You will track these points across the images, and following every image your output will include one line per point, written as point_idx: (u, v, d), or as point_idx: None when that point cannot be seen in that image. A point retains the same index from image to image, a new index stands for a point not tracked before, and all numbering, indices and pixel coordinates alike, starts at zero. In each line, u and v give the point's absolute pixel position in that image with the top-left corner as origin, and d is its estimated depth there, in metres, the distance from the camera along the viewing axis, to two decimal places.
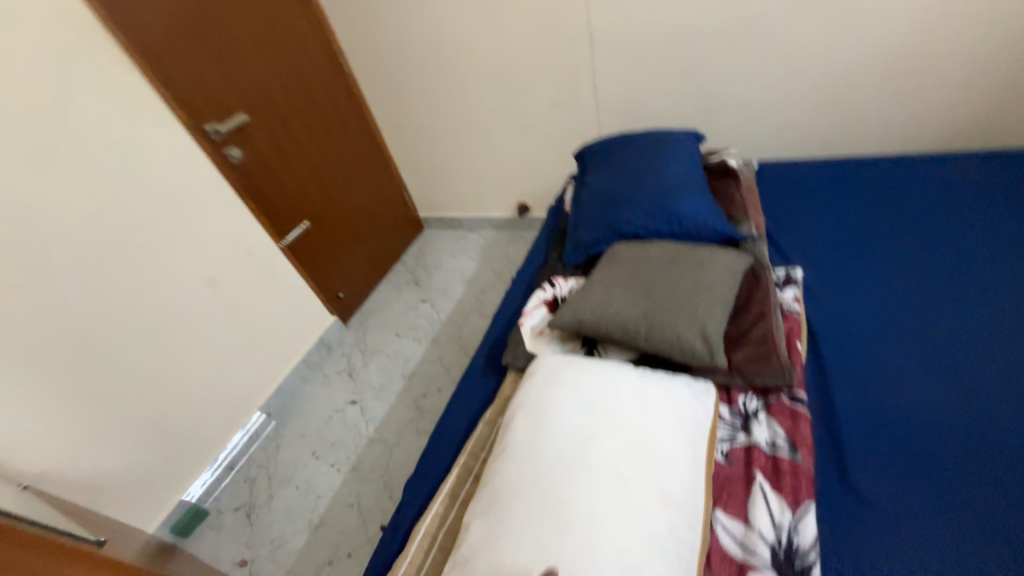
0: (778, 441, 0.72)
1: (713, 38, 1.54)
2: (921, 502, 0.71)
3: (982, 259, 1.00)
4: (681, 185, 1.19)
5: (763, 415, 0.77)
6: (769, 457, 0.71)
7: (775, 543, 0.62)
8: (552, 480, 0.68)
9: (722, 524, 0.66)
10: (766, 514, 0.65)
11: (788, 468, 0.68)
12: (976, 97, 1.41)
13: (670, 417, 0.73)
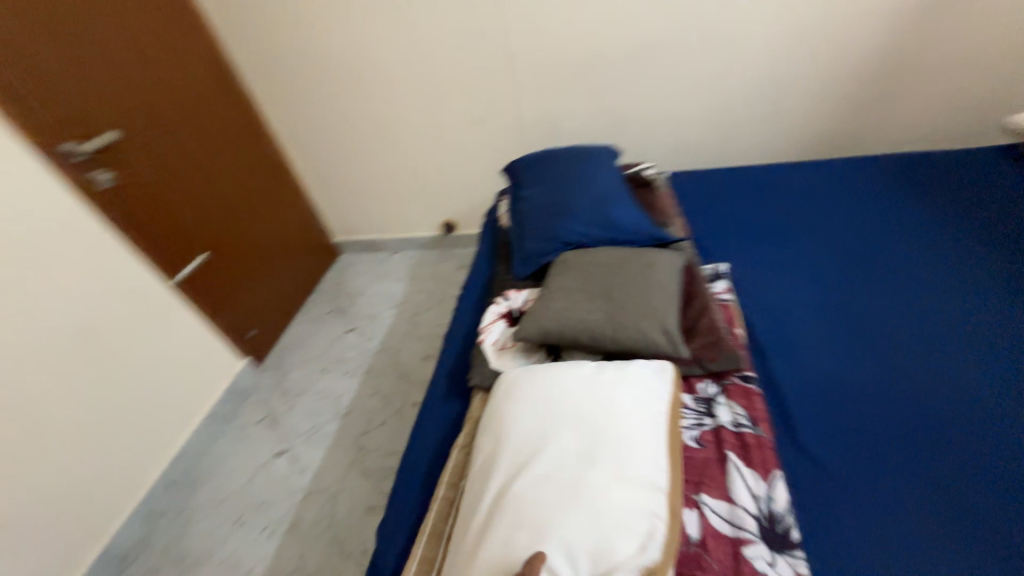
0: (740, 420, 0.79)
1: (617, 63, 1.70)
2: (880, 502, 0.77)
3: (873, 261, 1.15)
4: (613, 196, 1.28)
5: (722, 398, 0.83)
6: (736, 435, 0.77)
7: (759, 514, 0.67)
8: (524, 484, 0.68)
9: (710, 507, 0.69)
10: (745, 488, 0.70)
11: (753, 442, 0.75)
12: (822, 116, 1.74)
13: (628, 397, 0.76)
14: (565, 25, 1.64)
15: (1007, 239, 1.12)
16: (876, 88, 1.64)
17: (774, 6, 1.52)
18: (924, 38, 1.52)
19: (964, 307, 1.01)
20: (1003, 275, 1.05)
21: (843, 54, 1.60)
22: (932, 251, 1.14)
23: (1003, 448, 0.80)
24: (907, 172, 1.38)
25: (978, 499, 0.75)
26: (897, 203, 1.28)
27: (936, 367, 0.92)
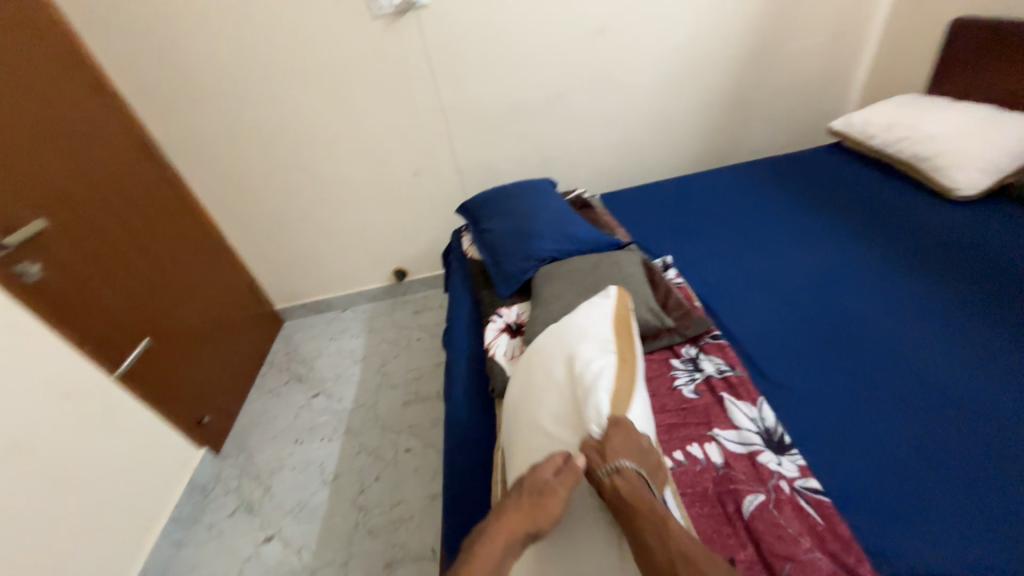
0: (722, 367, 1.03)
1: (535, 110, 1.97)
2: (848, 404, 0.96)
3: (771, 236, 1.46)
4: (566, 215, 1.49)
5: (704, 355, 1.07)
6: (722, 379, 1.00)
7: (760, 431, 0.91)
8: (524, 402, 0.93)
9: (725, 435, 0.91)
10: (744, 415, 0.93)
11: (737, 381, 0.99)
12: (701, 137, 2.16)
13: (572, 315, 1.04)
14: (491, 80, 1.87)
15: (857, 206, 1.50)
16: (736, 111, 2.10)
17: (653, 56, 1.91)
18: (761, 74, 2.01)
19: (845, 255, 1.32)
20: (864, 230, 1.40)
21: (708, 87, 2.02)
22: (809, 222, 1.48)
23: (908, 341, 1.06)
24: (771, 172, 1.79)
25: (908, 385, 0.97)
26: (774, 195, 1.65)
27: (846, 299, 1.19)
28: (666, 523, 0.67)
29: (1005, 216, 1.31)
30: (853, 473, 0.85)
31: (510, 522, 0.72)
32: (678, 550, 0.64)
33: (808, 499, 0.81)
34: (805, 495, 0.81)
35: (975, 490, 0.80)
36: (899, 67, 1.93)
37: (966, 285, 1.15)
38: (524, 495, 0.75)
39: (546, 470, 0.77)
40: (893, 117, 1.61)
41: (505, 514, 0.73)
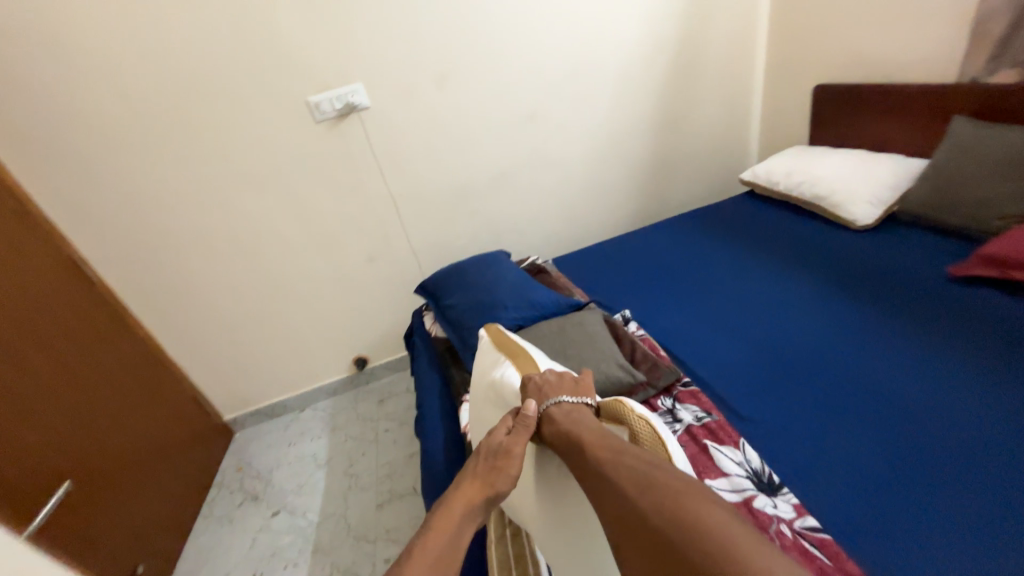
0: (699, 414, 1.05)
1: (480, 191, 2.10)
2: (818, 432, 1.01)
3: (712, 280, 1.58)
4: (523, 281, 1.53)
5: (679, 403, 1.09)
6: (702, 427, 1.02)
7: (750, 475, 0.92)
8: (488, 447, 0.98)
9: (719, 486, 0.90)
10: (731, 461, 0.94)
11: (716, 427, 1.01)
12: (633, 199, 2.37)
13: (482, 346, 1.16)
14: (437, 167, 1.99)
15: (783, 245, 1.67)
16: (661, 174, 2.35)
17: (580, 134, 2.14)
18: (675, 141, 2.29)
19: (779, 288, 1.45)
20: (795, 265, 1.54)
21: (631, 157, 2.27)
22: (743, 263, 1.62)
23: (853, 361, 1.14)
24: (701, 223, 1.98)
25: (871, 409, 1.03)
26: (708, 242, 1.81)
27: (790, 329, 1.29)
28: (582, 439, 0.75)
29: (904, 238, 1.51)
30: (845, 505, 0.88)
31: (466, 492, 0.75)
32: (592, 453, 0.72)
33: (811, 538, 0.82)
34: (807, 535, 0.83)
35: (954, 499, 0.84)
36: (782, 126, 2.27)
37: (889, 300, 1.28)
38: (480, 462, 0.79)
39: (498, 432, 0.82)
40: (789, 166, 1.87)
41: (461, 487, 0.76)
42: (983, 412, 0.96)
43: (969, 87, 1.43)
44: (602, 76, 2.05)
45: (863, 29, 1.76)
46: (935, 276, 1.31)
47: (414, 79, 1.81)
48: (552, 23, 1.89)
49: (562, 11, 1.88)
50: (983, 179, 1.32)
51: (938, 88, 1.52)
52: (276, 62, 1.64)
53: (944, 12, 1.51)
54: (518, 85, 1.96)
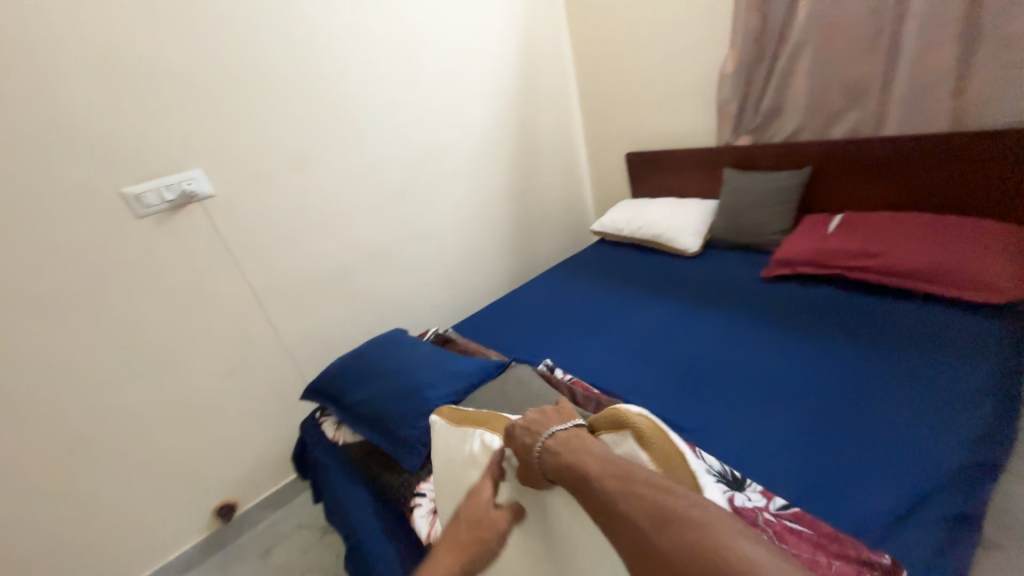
0: None
1: (359, 272, 1.95)
2: (748, 425, 1.16)
3: (604, 321, 1.77)
4: (437, 355, 1.43)
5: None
6: None
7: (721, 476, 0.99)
8: None
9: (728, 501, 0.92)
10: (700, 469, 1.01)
11: None
12: (508, 260, 2.53)
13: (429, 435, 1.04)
14: (303, 254, 1.79)
15: (644, 279, 1.98)
16: (525, 234, 2.58)
17: (450, 208, 2.22)
18: (531, 205, 2.57)
19: (658, 315, 1.70)
20: (660, 293, 1.84)
21: (499, 223, 2.44)
22: (622, 301, 1.88)
23: (743, 358, 1.38)
24: (574, 273, 2.24)
25: (773, 392, 1.23)
26: (587, 290, 2.05)
27: (686, 346, 1.50)
28: (586, 473, 0.64)
29: (723, 255, 1.95)
30: (801, 482, 1.00)
31: (446, 561, 0.70)
32: (599, 487, 0.62)
33: (788, 516, 0.91)
34: (784, 514, 0.92)
35: (868, 447, 1.02)
36: (608, 187, 2.78)
37: (747, 304, 1.60)
38: (462, 528, 0.75)
39: (488, 497, 0.78)
40: (626, 216, 2.27)
41: (439, 552, 0.71)
42: (840, 368, 1.24)
43: (726, 148, 2.00)
44: (461, 154, 2.21)
45: (649, 113, 2.33)
46: (754, 281, 1.70)
47: (266, 163, 1.65)
48: (408, 108, 1.98)
49: (416, 97, 1.99)
50: (756, 207, 1.83)
51: (708, 150, 2.09)
52: (68, 151, 1.30)
53: (698, 101, 2.11)
54: (382, 164, 1.95)
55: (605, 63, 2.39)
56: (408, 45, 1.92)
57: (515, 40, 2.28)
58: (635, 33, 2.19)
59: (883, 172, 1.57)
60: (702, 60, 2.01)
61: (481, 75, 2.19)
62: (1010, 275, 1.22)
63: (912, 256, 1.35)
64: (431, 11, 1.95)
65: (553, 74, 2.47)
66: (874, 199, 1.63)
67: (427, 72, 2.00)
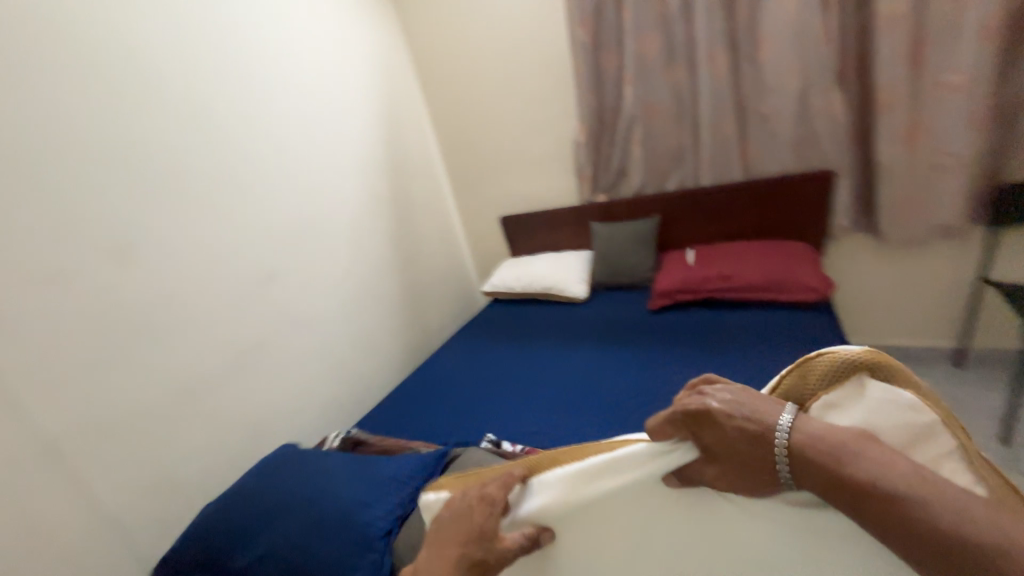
0: None
1: (219, 381, 1.52)
2: None
3: (523, 380, 1.74)
4: (361, 462, 1.17)
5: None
6: None
7: None
8: None
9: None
10: None
11: None
12: (401, 339, 2.31)
13: None
14: (132, 374, 1.30)
15: (548, 329, 2.03)
16: (416, 307, 2.43)
17: (328, 288, 1.94)
18: (417, 276, 2.46)
19: (571, 362, 1.75)
20: (565, 340, 1.90)
21: (385, 300, 2.24)
22: (531, 355, 1.88)
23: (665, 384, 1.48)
24: (474, 338, 2.17)
25: None
26: (493, 351, 2.00)
27: (611, 385, 1.56)
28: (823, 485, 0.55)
29: (608, 297, 2.14)
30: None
31: (461, 530, 0.65)
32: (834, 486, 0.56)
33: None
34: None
35: None
36: (487, 252, 2.85)
37: (649, 334, 1.75)
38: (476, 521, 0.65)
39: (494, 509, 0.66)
40: (513, 275, 2.34)
41: (455, 525, 0.66)
42: (742, 371, 1.43)
43: (590, 205, 2.27)
44: (336, 229, 2.01)
45: (516, 180, 2.52)
46: (643, 315, 1.89)
47: (68, 257, 1.20)
48: (270, 184, 1.73)
49: (278, 172, 1.76)
50: (627, 251, 2.08)
51: (574, 208, 2.34)
52: None
53: (557, 167, 2.38)
54: (242, 249, 1.62)
55: (468, 138, 2.56)
56: (265, 117, 1.72)
57: (377, 116, 2.26)
58: (492, 111, 2.42)
59: (712, 213, 1.97)
60: (556, 133, 2.30)
61: (351, 149, 2.10)
62: (817, 277, 1.62)
63: (755, 274, 1.70)
64: (288, 87, 1.82)
65: (419, 148, 2.53)
66: (708, 236, 2.03)
67: (289, 147, 1.82)
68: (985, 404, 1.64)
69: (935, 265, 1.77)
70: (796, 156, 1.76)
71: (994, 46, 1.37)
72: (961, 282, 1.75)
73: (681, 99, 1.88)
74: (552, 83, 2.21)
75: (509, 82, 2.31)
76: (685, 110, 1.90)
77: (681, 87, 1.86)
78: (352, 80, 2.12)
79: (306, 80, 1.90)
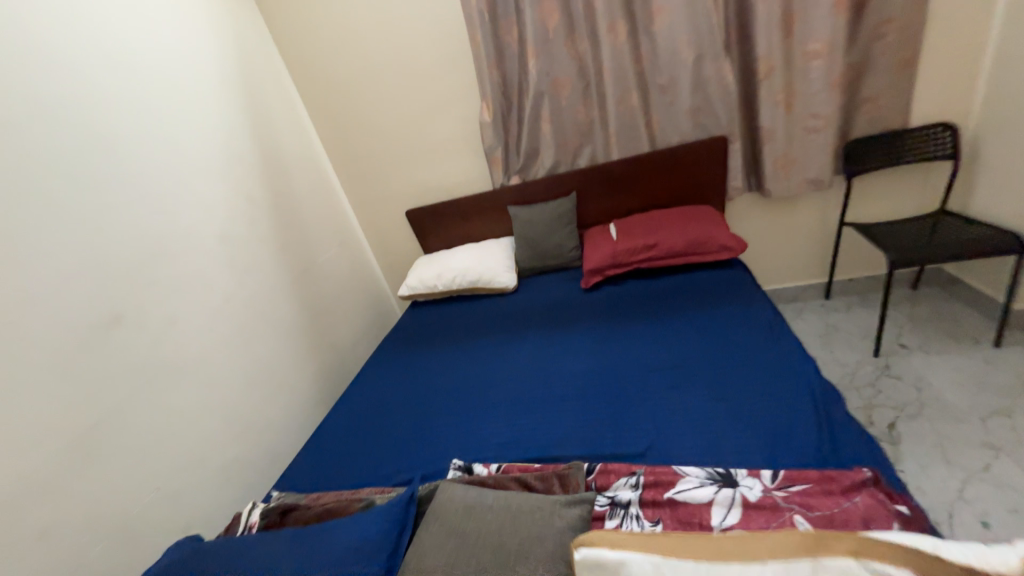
0: (631, 481, 0.99)
1: (54, 477, 1.07)
2: (676, 413, 1.17)
3: (466, 385, 1.55)
4: (303, 556, 0.91)
5: (609, 490, 0.99)
6: (645, 489, 0.96)
7: (716, 477, 0.95)
8: None
9: (722, 518, 0.87)
10: (698, 482, 0.94)
11: (652, 477, 0.98)
12: (308, 369, 1.94)
13: None
14: None
15: (483, 326, 1.86)
16: (321, 325, 2.07)
17: (203, 322, 1.51)
18: (316, 289, 2.09)
19: (514, 356, 1.62)
20: (504, 333, 1.77)
21: (282, 325, 1.85)
22: (469, 356, 1.70)
23: (617, 358, 1.43)
24: (398, 349, 1.90)
25: (661, 373, 1.31)
26: (424, 359, 1.77)
27: (563, 370, 1.46)
28: None
29: (536, 282, 2.06)
30: (754, 443, 1.03)
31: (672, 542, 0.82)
32: None
33: (787, 484, 0.90)
34: (783, 485, 0.90)
35: (758, 381, 1.18)
36: (393, 253, 2.56)
37: (590, 314, 1.69)
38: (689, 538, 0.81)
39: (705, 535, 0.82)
40: (431, 273, 2.12)
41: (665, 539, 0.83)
42: (687, 332, 1.44)
43: (503, 188, 2.14)
44: (202, 244, 1.56)
45: (417, 169, 2.28)
46: (578, 295, 1.85)
47: None
48: (87, 194, 1.23)
49: (95, 176, 1.26)
50: (550, 233, 2.01)
51: (488, 193, 2.19)
52: None
53: (463, 151, 2.21)
54: (54, 290, 1.13)
55: (355, 125, 2.22)
56: (62, 99, 1.21)
57: (237, 99, 1.82)
58: (381, 92, 2.13)
59: (626, 184, 2.00)
60: (457, 113, 2.12)
61: (206, 143, 1.65)
62: (730, 235, 1.74)
63: (678, 239, 1.75)
64: (95, 57, 1.31)
65: (296, 139, 2.13)
66: (621, 208, 2.05)
67: (108, 141, 1.31)
68: (856, 327, 1.96)
69: (806, 213, 2.03)
70: (694, 125, 1.85)
71: (843, 18, 1.57)
72: (825, 225, 2.05)
73: (586, 73, 1.85)
74: (446, 58, 2.01)
75: (397, 58, 2.04)
76: (590, 85, 1.88)
77: (585, 59, 1.83)
78: (196, 52, 1.66)
79: (122, 49, 1.39)
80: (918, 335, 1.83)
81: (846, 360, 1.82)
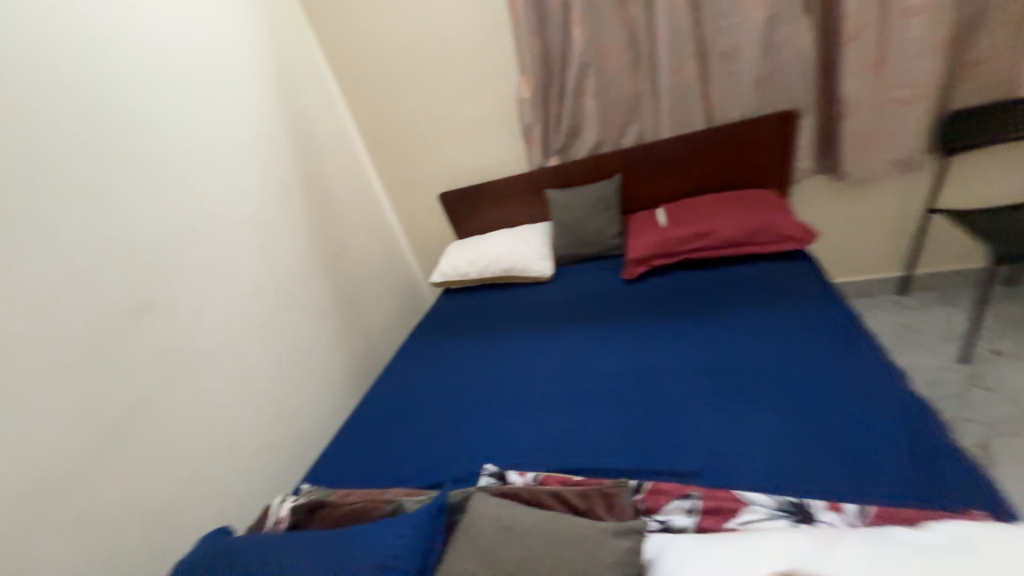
0: (686, 505, 0.90)
1: (92, 459, 1.08)
2: (734, 424, 1.04)
3: (499, 379, 1.47)
4: (327, 562, 0.86)
5: (661, 514, 0.90)
6: (702, 516, 0.87)
7: (786, 510, 0.84)
8: None
9: None
10: (765, 514, 0.84)
11: (711, 503, 0.88)
12: (340, 355, 1.92)
13: None
14: None
15: (517, 316, 1.77)
16: (353, 311, 2.04)
17: (236, 308, 1.50)
18: (348, 274, 2.05)
19: (551, 350, 1.52)
20: (539, 325, 1.67)
21: (314, 311, 1.82)
22: (502, 348, 1.62)
23: (665, 358, 1.30)
24: (430, 337, 1.85)
25: (716, 378, 1.17)
26: (456, 350, 1.70)
27: (603, 369, 1.35)
28: None
29: (575, 270, 1.94)
30: (831, 469, 0.89)
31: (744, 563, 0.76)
32: None
33: (876, 523, 0.77)
34: (871, 523, 0.77)
35: (834, 394, 1.02)
36: (426, 238, 2.49)
37: (634, 308, 1.56)
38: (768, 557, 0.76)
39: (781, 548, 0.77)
40: (464, 260, 2.03)
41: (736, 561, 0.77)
42: (745, 331, 1.29)
43: (541, 170, 2.01)
44: (235, 228, 1.54)
45: (451, 150, 2.18)
46: (620, 287, 1.71)
47: None
48: (119, 176, 1.21)
49: (126, 156, 1.24)
50: (591, 218, 1.87)
51: (524, 175, 2.07)
52: None
53: (499, 130, 2.08)
54: (90, 274, 1.13)
55: (387, 104, 2.14)
56: (91, 78, 1.18)
57: (270, 77, 1.77)
58: (414, 69, 2.02)
59: (676, 165, 1.82)
60: (494, 89, 1.99)
61: (239, 124, 1.61)
62: (797, 224, 1.55)
63: (735, 228, 1.57)
64: (123, 34, 1.27)
65: (329, 120, 2.07)
66: (670, 191, 1.88)
67: (138, 121, 1.28)
68: (938, 328, 1.72)
69: (885, 198, 1.79)
70: (759, 97, 1.64)
71: None
72: (907, 212, 1.80)
73: (637, 41, 1.67)
74: (483, 28, 1.88)
75: (431, 30, 1.92)
76: (641, 54, 1.70)
77: (636, 26, 1.65)
78: (227, 28, 1.60)
79: (151, 25, 1.35)
80: (1017, 341, 1.59)
81: (926, 366, 1.61)
